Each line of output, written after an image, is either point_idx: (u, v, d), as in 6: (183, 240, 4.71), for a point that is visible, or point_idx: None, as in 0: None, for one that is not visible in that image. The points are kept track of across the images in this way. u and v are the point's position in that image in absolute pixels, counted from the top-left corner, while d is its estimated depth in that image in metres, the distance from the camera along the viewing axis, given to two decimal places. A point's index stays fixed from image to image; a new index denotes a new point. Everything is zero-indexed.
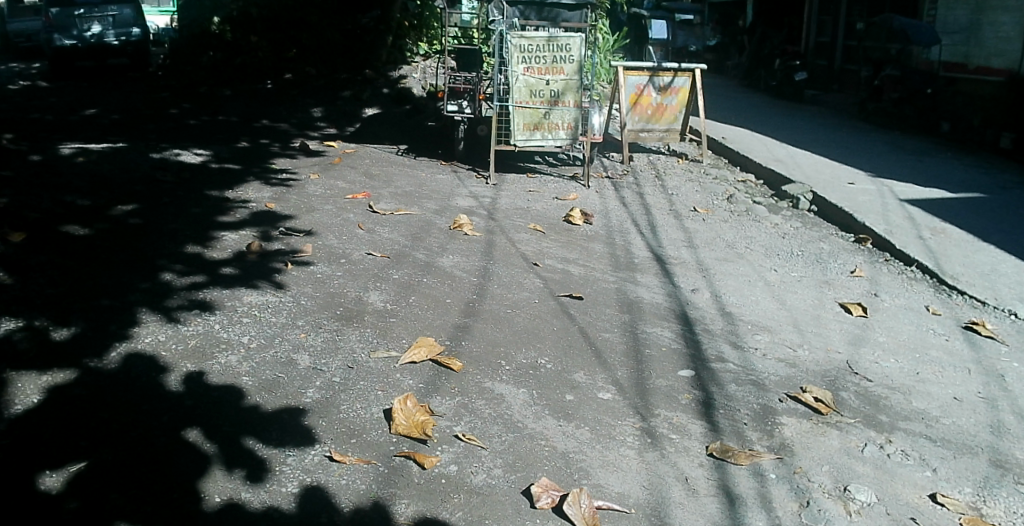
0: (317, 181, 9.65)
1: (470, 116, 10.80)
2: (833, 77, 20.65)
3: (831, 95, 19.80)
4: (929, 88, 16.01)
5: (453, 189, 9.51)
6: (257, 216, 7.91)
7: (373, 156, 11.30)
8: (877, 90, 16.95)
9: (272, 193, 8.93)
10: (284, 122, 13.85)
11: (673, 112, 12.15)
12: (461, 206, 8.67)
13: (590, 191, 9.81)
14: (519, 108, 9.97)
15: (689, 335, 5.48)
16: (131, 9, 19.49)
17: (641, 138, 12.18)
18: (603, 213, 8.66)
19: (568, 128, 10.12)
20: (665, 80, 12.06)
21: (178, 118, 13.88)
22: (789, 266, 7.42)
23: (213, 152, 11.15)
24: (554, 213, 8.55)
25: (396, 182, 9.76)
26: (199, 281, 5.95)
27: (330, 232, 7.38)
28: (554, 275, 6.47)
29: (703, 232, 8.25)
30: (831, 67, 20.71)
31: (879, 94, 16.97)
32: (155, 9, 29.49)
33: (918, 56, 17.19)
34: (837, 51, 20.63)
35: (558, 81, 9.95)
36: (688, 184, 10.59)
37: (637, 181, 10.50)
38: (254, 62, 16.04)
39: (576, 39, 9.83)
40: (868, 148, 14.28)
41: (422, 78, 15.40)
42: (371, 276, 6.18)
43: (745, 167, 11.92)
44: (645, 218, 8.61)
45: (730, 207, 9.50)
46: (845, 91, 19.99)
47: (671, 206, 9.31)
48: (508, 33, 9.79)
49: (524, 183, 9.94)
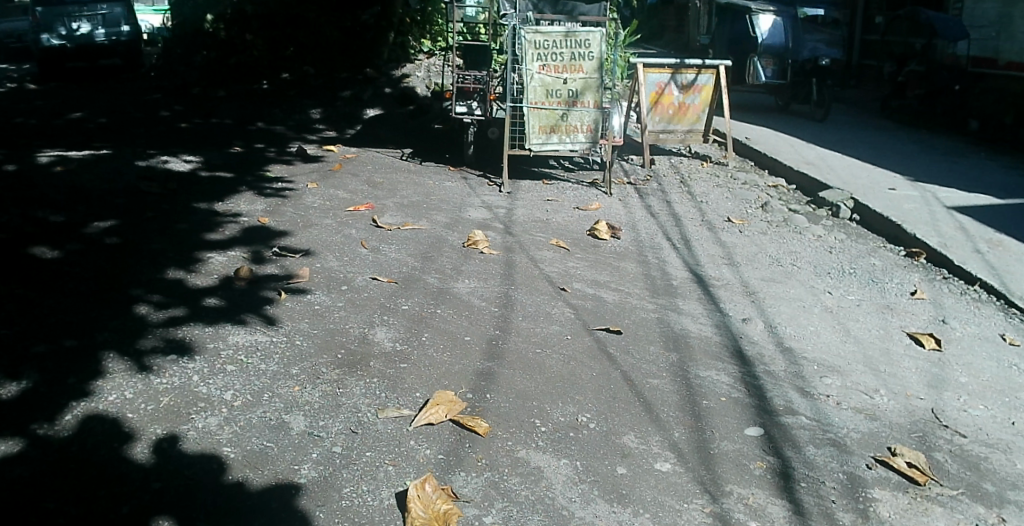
0: (316, 191, 8.88)
1: (480, 118, 10.11)
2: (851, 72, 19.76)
3: (850, 91, 19.00)
4: (957, 85, 15.38)
5: (464, 198, 8.74)
6: (249, 233, 7.15)
7: (376, 162, 10.51)
8: (901, 86, 16.22)
9: (267, 205, 8.16)
10: (281, 124, 13.11)
11: (696, 112, 11.38)
12: (473, 218, 7.89)
13: (613, 200, 9.02)
14: (534, 109, 9.17)
15: (749, 382, 4.69)
16: (121, 8, 18.56)
17: (661, 139, 11.38)
18: (630, 225, 7.88)
19: (588, 131, 9.31)
20: (687, 78, 11.27)
21: (169, 121, 13.11)
22: (844, 289, 6.64)
23: (204, 159, 10.38)
24: (577, 227, 7.77)
25: (402, 191, 8.98)
26: (179, 316, 5.20)
27: (330, 251, 6.61)
28: (585, 303, 5.68)
29: (743, 246, 7.46)
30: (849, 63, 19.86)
31: (903, 91, 16.18)
32: (148, 8, 28.69)
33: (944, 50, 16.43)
34: (855, 47, 19.83)
35: (576, 79, 9.16)
36: (718, 190, 9.80)
37: (662, 188, 9.72)
38: (251, 61, 15.40)
39: (596, 34, 9.02)
40: (896, 149, 13.51)
41: (426, 76, 14.74)
42: (375, 306, 5.41)
43: (774, 171, 11.14)
44: (676, 231, 7.83)
45: (766, 216, 8.70)
46: (865, 87, 19.09)
47: (702, 215, 8.52)
48: (522, 27, 8.98)
49: (541, 192, 9.15)
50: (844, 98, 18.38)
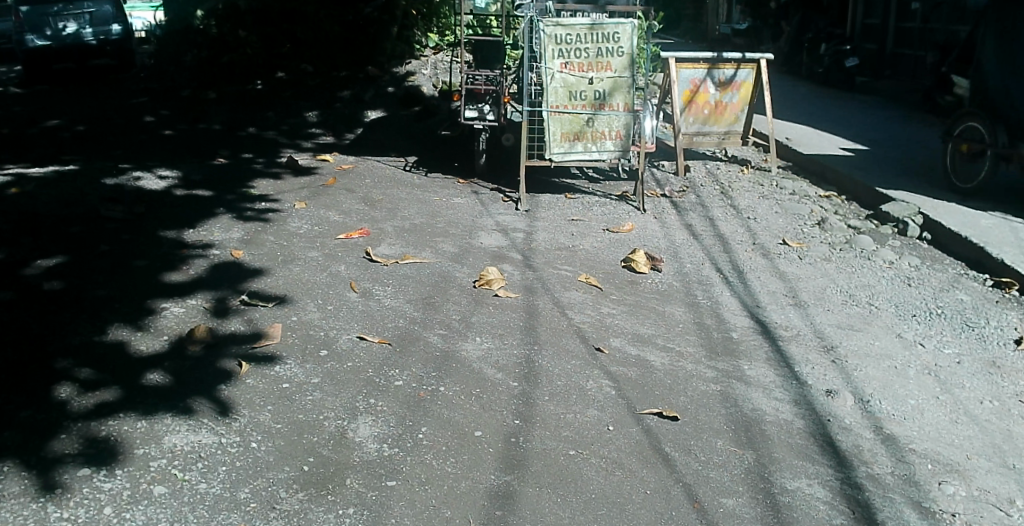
0: (303, 212, 7.75)
1: (493, 123, 8.94)
2: (886, 62, 18.07)
3: (884, 81, 17.53)
4: None
5: (475, 219, 7.59)
6: (217, 274, 6.02)
7: (376, 174, 9.33)
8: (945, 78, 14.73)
9: (245, 233, 7.01)
10: (274, 129, 12.03)
11: (734, 111, 10.21)
12: (486, 246, 6.73)
13: (647, 218, 7.84)
14: (555, 114, 7.99)
15: (850, 496, 3.57)
16: (109, 6, 17.31)
17: (695, 142, 10.18)
18: (671, 254, 6.68)
19: (617, 138, 8.11)
20: (725, 73, 10.09)
21: (153, 128, 12.00)
22: (935, 339, 5.44)
23: (183, 174, 9.22)
24: (608, 256, 6.57)
25: (404, 211, 7.82)
26: (109, 400, 4.06)
27: (312, 298, 5.47)
28: (628, 371, 4.49)
29: (806, 282, 6.30)
30: (882, 51, 18.13)
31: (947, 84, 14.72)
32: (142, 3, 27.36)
33: None
34: (888, 35, 18.05)
35: (604, 79, 7.96)
36: (766, 203, 8.69)
37: (701, 201, 8.52)
38: (243, 60, 13.97)
39: (626, 26, 7.82)
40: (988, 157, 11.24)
41: (433, 74, 13.64)
42: (361, 379, 4.24)
43: (823, 179, 10.01)
44: (725, 260, 6.64)
45: (827, 237, 7.61)
46: (900, 78, 17.60)
47: (753, 238, 7.36)
48: (540, 19, 7.79)
49: (563, 209, 7.98)
50: (877, 89, 16.95)
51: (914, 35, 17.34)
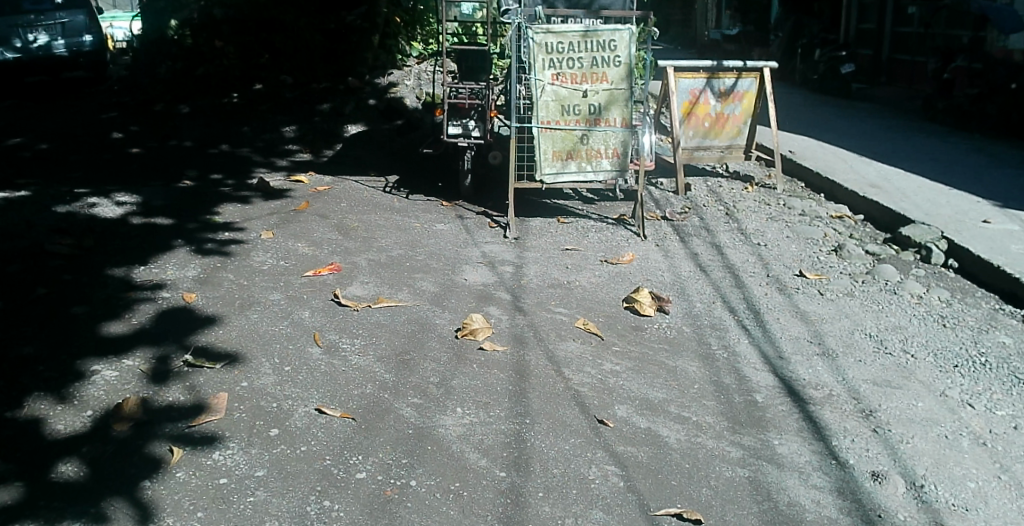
0: (270, 243, 7.01)
1: (479, 140, 8.21)
2: (882, 69, 17.34)
3: (881, 89, 16.87)
4: (1013, 84, 12.93)
5: (460, 249, 6.88)
6: (164, 323, 5.30)
7: (352, 197, 8.61)
8: (948, 84, 13.90)
9: (201, 270, 6.29)
10: (248, 146, 11.30)
11: (736, 124, 9.52)
12: (471, 283, 6.02)
13: (648, 246, 7.16)
14: (546, 131, 7.27)
15: None
16: (83, 16, 15.32)
17: (696, 157, 9.48)
18: (678, 292, 5.97)
19: (614, 156, 7.38)
20: (726, 83, 9.38)
21: (120, 145, 11.24)
22: (985, 396, 4.75)
23: (143, 199, 8.46)
24: (607, 293, 5.87)
25: (381, 240, 7.11)
26: (9, 506, 3.40)
27: (267, 353, 4.75)
28: (638, 453, 3.84)
29: (831, 327, 5.61)
30: (878, 57, 17.38)
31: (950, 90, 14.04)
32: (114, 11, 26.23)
33: (994, 43, 14.26)
34: (884, 40, 17.29)
35: (599, 91, 7.22)
36: (776, 226, 8.00)
37: (706, 225, 7.83)
38: (219, 71, 13.26)
39: (624, 33, 7.10)
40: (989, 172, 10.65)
41: (416, 86, 12.95)
42: (316, 471, 3.60)
43: (832, 196, 9.38)
44: (739, 297, 5.98)
45: (846, 267, 6.92)
46: (896, 86, 16.88)
47: (767, 268, 6.67)
48: (529, 26, 7.08)
49: (557, 236, 7.28)
50: (875, 97, 16.23)
51: (911, 41, 16.61)
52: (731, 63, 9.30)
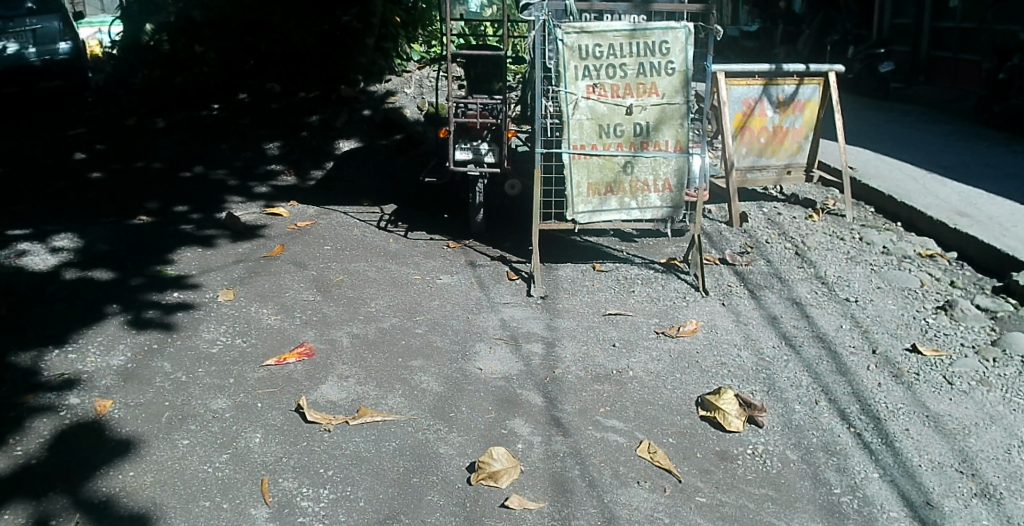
0: (228, 309, 5.52)
1: (494, 167, 6.68)
2: (920, 67, 15.41)
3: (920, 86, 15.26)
4: None
5: (472, 313, 5.38)
6: (60, 453, 3.81)
7: (338, 236, 7.08)
8: (1003, 86, 12.12)
9: (132, 358, 4.81)
10: (225, 167, 9.81)
11: (797, 139, 8.08)
12: (486, 374, 4.48)
13: (712, 304, 5.66)
14: (581, 158, 5.75)
15: None
16: (57, 20, 12.38)
17: (750, 180, 8.01)
18: (765, 394, 4.49)
19: (667, 189, 5.83)
20: (786, 91, 7.91)
21: (78, 166, 9.71)
22: None
23: (85, 243, 6.95)
24: (671, 393, 4.38)
25: (369, 300, 5.63)
26: None
27: (195, 514, 3.36)
28: None
29: (981, 444, 4.13)
30: (915, 54, 15.41)
31: (1006, 93, 12.10)
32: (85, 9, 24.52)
33: None
34: (922, 37, 15.37)
35: (648, 107, 5.68)
36: (860, 271, 6.49)
37: (775, 273, 6.33)
38: (199, 81, 11.30)
39: (679, 32, 5.56)
40: None
41: (416, 95, 11.42)
42: None
43: (912, 226, 7.89)
44: (848, 397, 4.54)
45: (966, 335, 5.40)
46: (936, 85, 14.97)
47: (870, 346, 5.17)
48: (558, 25, 5.60)
49: (593, 291, 5.78)
50: (916, 97, 14.46)
51: (952, 38, 14.61)
52: (794, 67, 7.82)
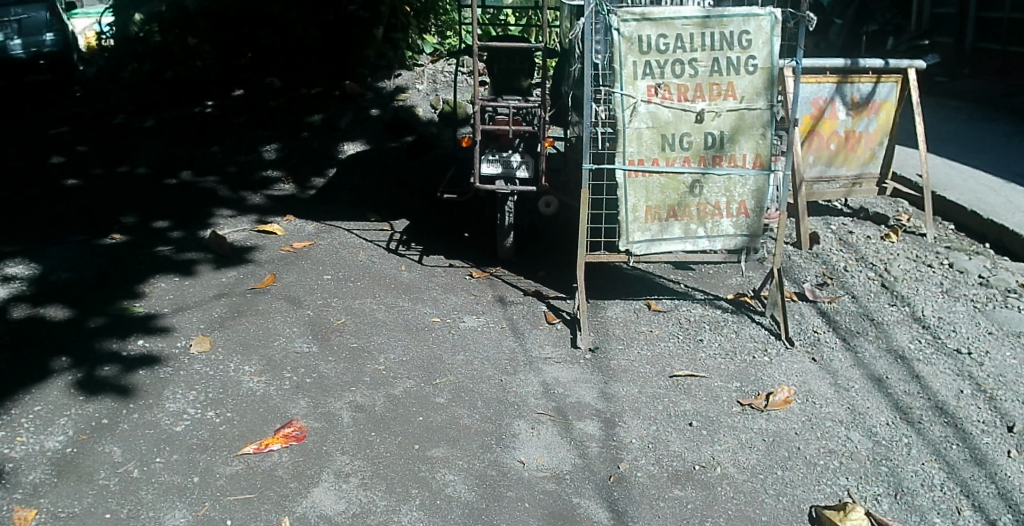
0: (203, 363, 4.47)
1: (526, 183, 5.60)
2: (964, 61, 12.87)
3: None
4: None
5: (504, 372, 4.32)
6: None
7: (340, 262, 6.02)
8: None
9: (74, 439, 3.76)
10: (216, 173, 8.74)
11: (870, 145, 6.98)
12: (530, 474, 3.44)
13: (799, 359, 4.59)
14: (638, 177, 4.67)
15: None
16: (45, 10, 11.19)
17: (817, 193, 6.91)
18: (894, 503, 3.42)
19: (743, 215, 4.75)
20: (860, 90, 6.82)
21: (54, 170, 8.66)
22: None
23: (42, 272, 5.89)
24: (774, 503, 3.33)
25: (376, 352, 4.56)
26: None
27: None
28: None
29: None
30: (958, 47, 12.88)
31: None
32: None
33: None
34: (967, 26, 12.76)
35: (723, 113, 4.58)
36: (967, 310, 5.39)
37: (866, 314, 5.24)
38: (191, 75, 10.26)
39: (763, 20, 4.47)
40: None
41: (430, 91, 10.07)
42: None
43: (1005, 248, 6.78)
44: (1000, 503, 3.46)
45: None
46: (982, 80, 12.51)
47: (1010, 421, 4.05)
48: (614, 9, 4.50)
49: (652, 338, 4.72)
50: None
51: (1000, 30, 12.21)
52: (872, 60, 6.71)
